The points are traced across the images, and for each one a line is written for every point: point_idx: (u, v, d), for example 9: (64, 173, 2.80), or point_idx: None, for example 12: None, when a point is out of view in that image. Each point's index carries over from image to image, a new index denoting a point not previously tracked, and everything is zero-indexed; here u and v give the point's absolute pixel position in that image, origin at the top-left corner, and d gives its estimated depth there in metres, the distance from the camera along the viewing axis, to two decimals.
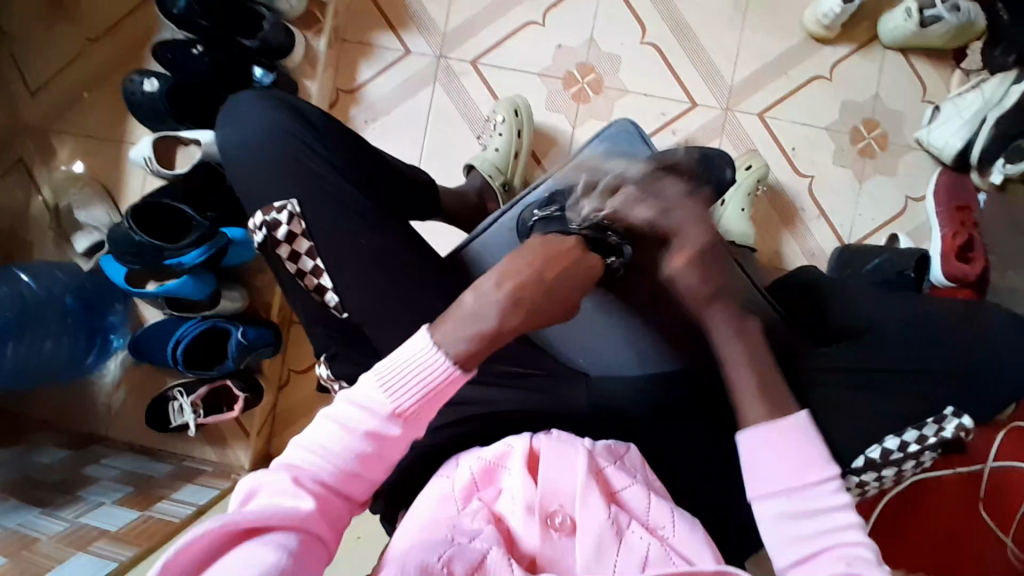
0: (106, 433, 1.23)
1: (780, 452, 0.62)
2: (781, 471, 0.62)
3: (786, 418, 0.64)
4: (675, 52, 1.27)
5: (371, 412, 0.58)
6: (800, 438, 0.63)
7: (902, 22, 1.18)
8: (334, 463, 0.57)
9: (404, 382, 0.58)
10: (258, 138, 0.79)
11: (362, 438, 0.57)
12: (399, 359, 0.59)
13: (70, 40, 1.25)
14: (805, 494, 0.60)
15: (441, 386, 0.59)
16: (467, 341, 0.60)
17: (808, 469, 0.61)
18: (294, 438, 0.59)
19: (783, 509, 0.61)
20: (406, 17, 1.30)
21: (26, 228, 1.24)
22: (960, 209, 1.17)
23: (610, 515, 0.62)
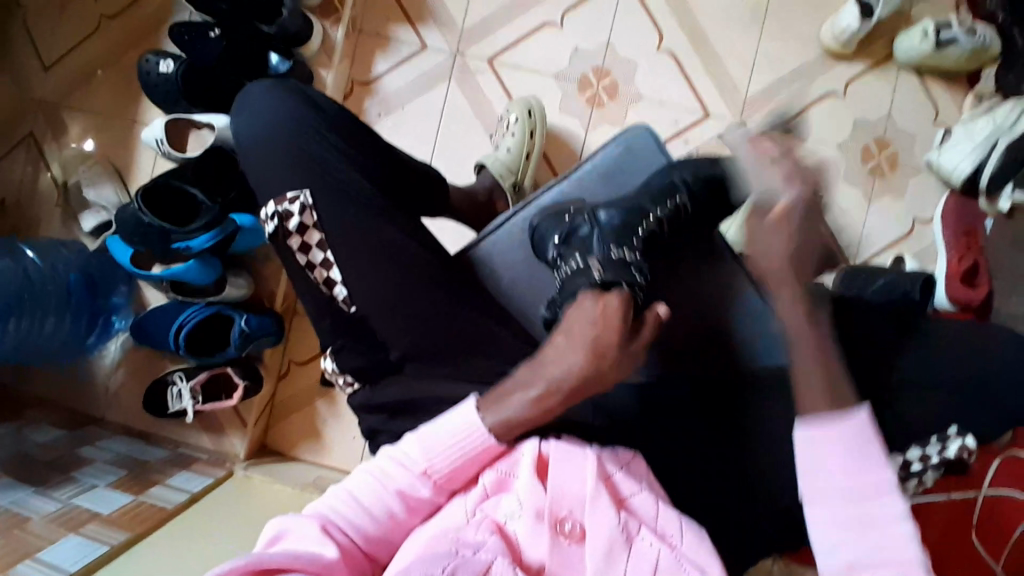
0: (104, 413, 1.23)
1: (839, 456, 0.57)
2: (837, 471, 0.57)
3: (847, 419, 0.57)
4: (691, 61, 1.27)
5: (407, 471, 0.66)
6: (861, 440, 0.57)
7: (918, 44, 1.18)
8: (367, 516, 0.63)
9: (444, 446, 0.66)
10: (275, 129, 0.79)
11: (395, 495, 0.65)
12: (445, 427, 0.67)
13: (85, 16, 1.25)
14: (864, 499, 0.56)
15: (481, 455, 0.66)
16: (511, 416, 0.66)
17: (867, 473, 0.56)
18: (327, 493, 0.66)
19: (838, 513, 0.56)
20: (424, 12, 1.29)
21: (33, 203, 1.24)
22: (966, 234, 1.16)
23: (619, 521, 0.63)
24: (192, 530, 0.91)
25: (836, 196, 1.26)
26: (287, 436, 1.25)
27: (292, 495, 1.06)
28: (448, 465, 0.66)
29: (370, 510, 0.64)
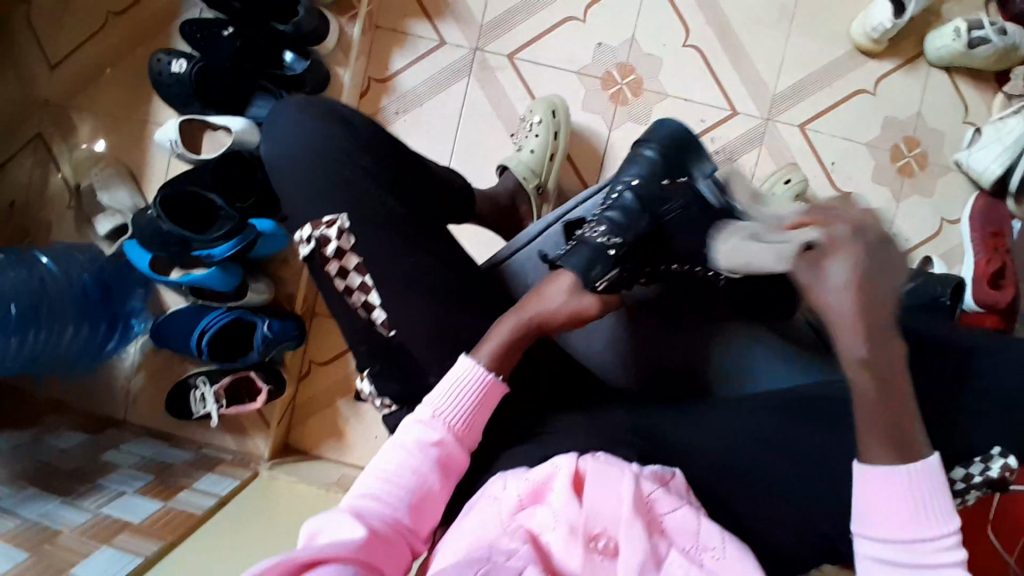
0: (124, 416, 1.22)
1: (895, 494, 0.56)
2: (894, 513, 0.56)
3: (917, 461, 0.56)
4: (718, 58, 1.23)
5: (423, 427, 0.69)
6: (929, 483, 0.56)
7: (951, 42, 1.15)
8: (397, 484, 0.67)
9: (449, 396, 0.70)
10: (306, 144, 0.77)
11: (417, 452, 0.68)
12: (448, 377, 0.71)
13: (93, 10, 1.21)
14: (920, 543, 0.55)
15: (482, 387, 0.71)
16: (492, 354, 0.72)
17: (927, 524, 0.55)
18: (358, 484, 0.68)
19: (884, 556, 0.56)
20: (443, 5, 1.25)
21: (43, 205, 1.21)
22: (993, 235, 1.15)
23: (652, 546, 0.61)
24: (220, 541, 0.90)
25: (864, 195, 1.24)
26: (310, 435, 1.24)
27: (320, 499, 1.06)
28: (457, 409, 0.70)
29: (401, 480, 0.67)
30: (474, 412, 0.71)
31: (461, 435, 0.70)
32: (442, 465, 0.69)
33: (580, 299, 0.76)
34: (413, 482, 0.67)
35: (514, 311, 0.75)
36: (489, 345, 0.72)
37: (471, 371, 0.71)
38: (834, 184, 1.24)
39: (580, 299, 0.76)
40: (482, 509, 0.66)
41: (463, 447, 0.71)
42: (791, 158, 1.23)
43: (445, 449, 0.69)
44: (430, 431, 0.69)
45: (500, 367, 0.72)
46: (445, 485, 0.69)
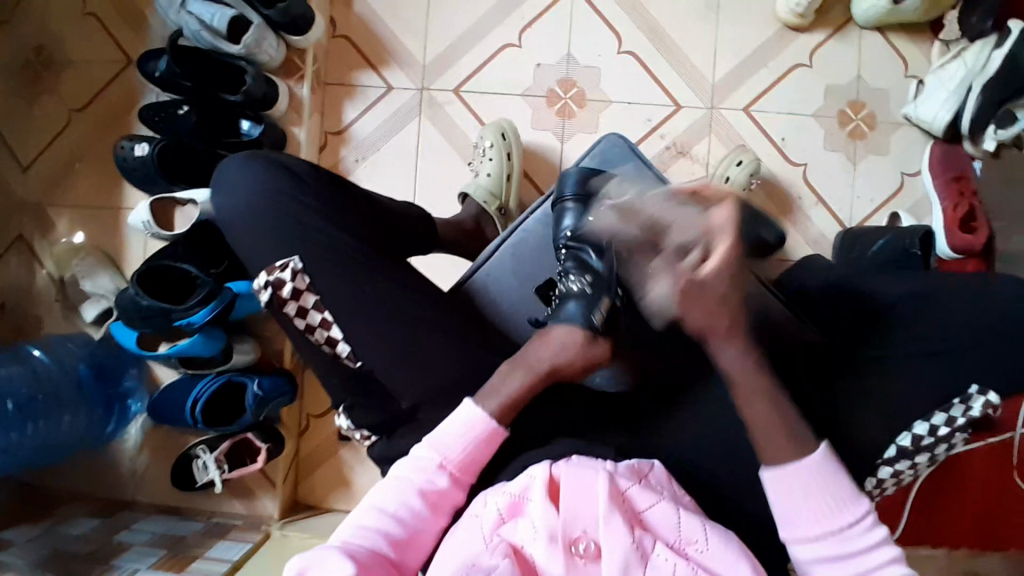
0: (132, 497, 1.23)
1: (808, 495, 0.65)
2: (812, 513, 0.64)
3: (811, 457, 0.65)
4: (653, 58, 1.27)
5: (424, 469, 0.70)
6: (827, 476, 0.65)
7: (876, 1, 1.17)
8: (393, 522, 0.67)
9: (451, 439, 0.71)
10: (254, 197, 0.80)
11: (417, 494, 0.69)
12: (449, 422, 0.72)
13: (57, 111, 1.28)
14: (844, 535, 0.64)
15: (484, 435, 0.71)
16: (496, 401, 0.72)
17: (845, 511, 0.64)
18: (344, 522, 0.68)
19: (819, 553, 0.64)
20: (385, 54, 1.31)
21: (33, 302, 1.26)
22: (957, 179, 1.16)
23: (635, 539, 0.63)
24: None
25: (821, 164, 1.25)
26: (318, 488, 1.25)
27: None
28: (466, 459, 0.71)
29: (399, 516, 0.68)
30: (475, 454, 0.71)
31: (464, 484, 0.71)
32: (436, 506, 0.70)
33: (593, 346, 0.75)
34: (409, 519, 0.68)
35: (520, 365, 0.74)
36: (496, 397, 0.72)
37: (477, 419, 0.71)
38: (788, 158, 1.26)
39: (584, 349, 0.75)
40: (466, 524, 0.66)
41: (462, 489, 0.72)
42: (742, 141, 1.26)
43: (446, 496, 0.70)
44: (435, 478, 0.70)
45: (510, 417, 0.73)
46: (440, 525, 0.70)
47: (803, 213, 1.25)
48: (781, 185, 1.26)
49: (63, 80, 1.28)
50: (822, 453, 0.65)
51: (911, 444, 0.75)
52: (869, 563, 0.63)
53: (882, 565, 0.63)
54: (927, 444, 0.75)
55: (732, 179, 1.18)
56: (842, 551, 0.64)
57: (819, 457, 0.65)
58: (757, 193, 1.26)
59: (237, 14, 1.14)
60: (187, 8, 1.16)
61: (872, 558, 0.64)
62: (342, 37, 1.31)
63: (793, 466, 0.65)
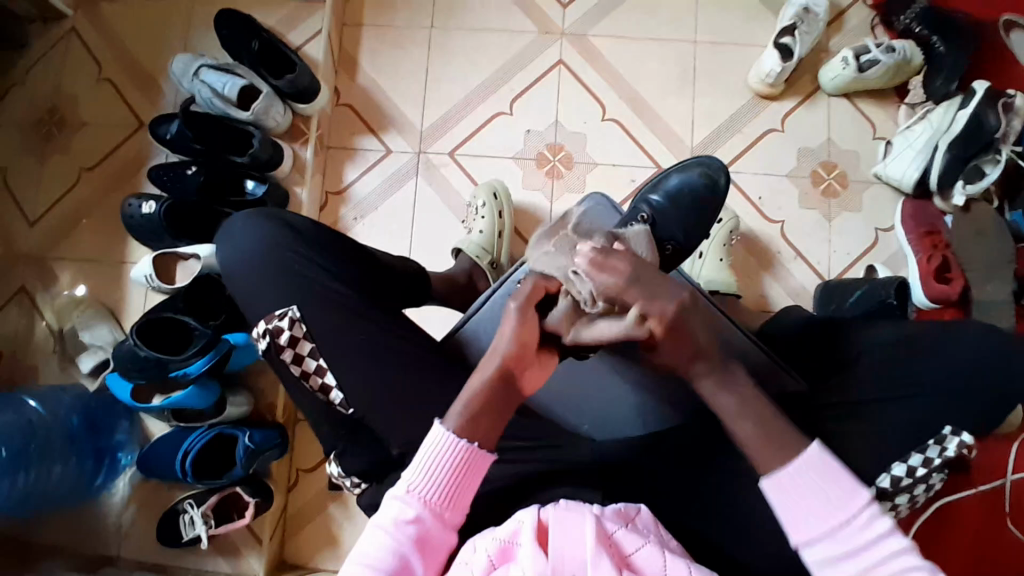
0: (117, 553, 1.19)
1: (810, 496, 0.65)
2: (818, 512, 0.65)
3: (803, 454, 0.67)
4: (635, 123, 1.36)
5: (406, 505, 0.68)
6: (822, 470, 0.66)
7: (842, 70, 1.28)
8: (384, 568, 0.65)
9: (425, 472, 0.69)
10: (257, 246, 0.85)
11: (403, 531, 0.67)
12: (421, 453, 0.70)
13: (69, 172, 1.34)
14: (844, 533, 0.64)
15: (464, 456, 0.70)
16: (461, 413, 0.71)
17: (846, 501, 0.65)
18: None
19: (830, 555, 0.64)
20: (384, 120, 1.39)
21: (28, 354, 1.27)
22: (929, 233, 1.21)
23: None
24: None
25: (798, 221, 1.32)
26: (304, 547, 1.22)
27: None
28: (431, 482, 0.69)
29: (384, 561, 0.66)
30: (450, 484, 0.69)
31: (441, 511, 0.69)
32: (423, 542, 0.68)
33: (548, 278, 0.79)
34: (397, 561, 0.66)
35: (485, 363, 0.75)
36: (456, 411, 0.71)
37: (443, 439, 0.69)
38: (766, 215, 1.32)
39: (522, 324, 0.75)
40: (455, 574, 0.66)
41: (446, 522, 0.69)
42: None
43: (424, 526, 0.68)
44: (406, 508, 0.68)
45: (473, 434, 0.71)
46: (430, 565, 0.68)
47: (782, 267, 1.30)
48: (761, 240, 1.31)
49: (76, 140, 1.35)
50: (816, 447, 0.67)
51: (891, 486, 0.77)
52: (879, 553, 0.63)
53: (893, 555, 0.63)
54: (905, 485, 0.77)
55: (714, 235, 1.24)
56: (853, 550, 0.64)
57: (812, 451, 0.67)
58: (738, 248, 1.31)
59: (248, 83, 1.25)
60: (201, 77, 1.26)
61: (881, 552, 0.63)
62: (344, 105, 1.40)
63: (795, 460, 0.67)
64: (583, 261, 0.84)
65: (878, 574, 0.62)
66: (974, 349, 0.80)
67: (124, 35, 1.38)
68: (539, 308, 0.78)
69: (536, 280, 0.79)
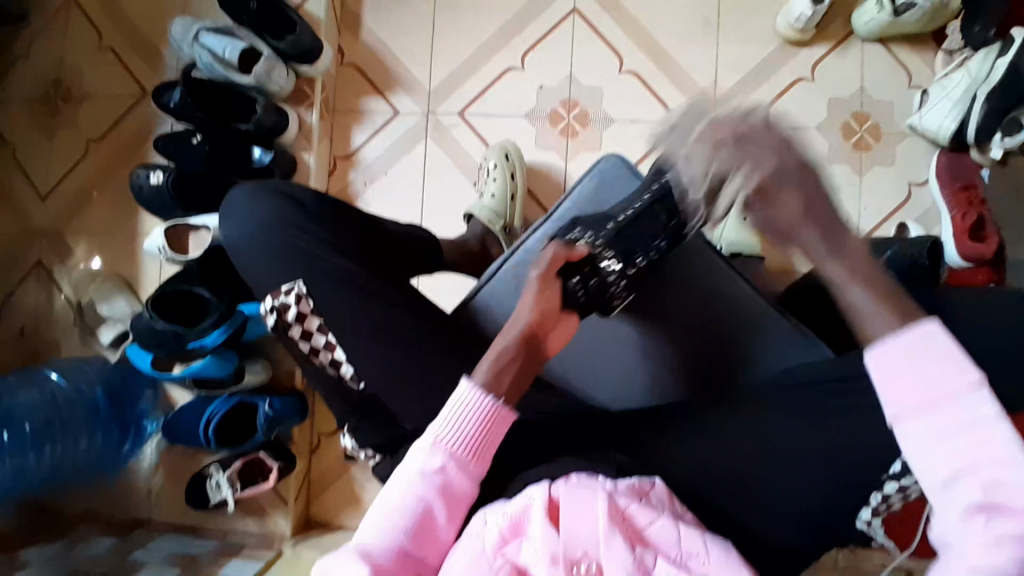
0: (149, 516, 1.25)
1: (911, 364, 0.55)
2: (912, 385, 0.54)
3: (919, 325, 0.56)
4: (654, 76, 1.29)
5: (433, 451, 0.67)
6: (936, 344, 0.55)
7: (876, 14, 1.18)
8: (405, 517, 0.64)
9: (452, 422, 0.68)
10: (260, 222, 0.83)
11: (427, 480, 0.66)
12: (449, 404, 0.70)
13: (77, 143, 1.33)
14: (946, 413, 0.53)
15: (489, 414, 0.69)
16: (487, 371, 0.72)
17: (952, 380, 0.53)
18: (360, 524, 0.65)
19: (928, 432, 0.53)
20: (391, 80, 1.34)
21: (52, 327, 1.30)
22: (965, 188, 1.14)
23: (636, 557, 0.62)
24: None
25: (825, 177, 1.25)
26: (329, 507, 1.26)
27: None
28: (459, 434, 0.68)
29: (407, 511, 0.65)
30: (477, 436, 0.68)
31: (467, 464, 0.68)
32: (447, 493, 0.66)
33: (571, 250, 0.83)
34: (417, 511, 0.65)
35: (510, 327, 0.77)
36: (482, 370, 0.72)
37: (470, 394, 0.69)
38: None
39: (546, 289, 0.78)
40: (465, 546, 0.65)
41: (473, 472, 0.68)
42: None
43: (448, 476, 0.67)
44: (432, 458, 0.67)
45: (499, 389, 0.71)
46: (452, 519, 0.66)
47: None
48: None
49: (82, 112, 1.34)
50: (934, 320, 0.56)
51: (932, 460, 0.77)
52: (982, 445, 0.51)
53: (1000, 452, 0.51)
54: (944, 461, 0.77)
55: None
56: (946, 429, 0.53)
57: (927, 326, 0.55)
58: None
59: (247, 46, 1.20)
60: (200, 41, 1.21)
61: (981, 438, 0.51)
62: (349, 65, 1.35)
63: (891, 334, 0.57)
64: (603, 226, 0.85)
65: (976, 477, 0.51)
66: (1012, 320, 0.75)
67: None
68: (561, 272, 0.81)
69: (557, 247, 0.82)
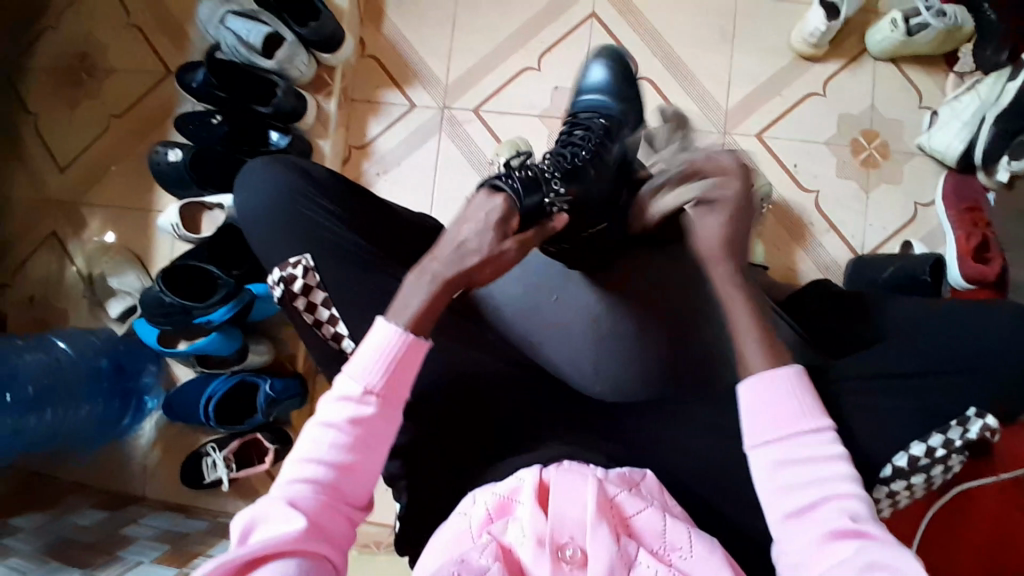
0: (142, 492, 1.26)
1: (775, 403, 0.67)
2: (776, 416, 0.66)
3: (781, 368, 0.67)
4: (667, 83, 1.31)
5: (355, 394, 0.67)
6: (790, 388, 0.67)
7: (890, 33, 1.20)
8: (334, 459, 0.65)
9: (370, 366, 0.67)
10: (273, 195, 0.84)
11: (350, 422, 0.66)
12: (365, 349, 0.68)
13: (96, 117, 1.36)
14: (797, 445, 0.65)
15: (401, 355, 0.67)
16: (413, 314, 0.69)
17: (804, 419, 0.66)
18: (287, 464, 0.66)
19: (781, 459, 0.66)
20: (409, 74, 1.36)
21: (60, 297, 1.31)
22: (970, 210, 1.17)
23: (620, 547, 0.63)
24: None
25: (832, 192, 1.27)
26: None
27: None
28: (379, 374, 0.67)
29: (333, 453, 0.65)
30: (396, 375, 0.67)
31: (386, 401, 0.67)
32: (371, 432, 0.66)
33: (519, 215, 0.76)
34: (346, 452, 0.65)
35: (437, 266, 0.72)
36: (407, 310, 0.69)
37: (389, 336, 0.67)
38: (800, 185, 1.27)
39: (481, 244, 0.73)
40: (451, 525, 0.66)
41: (392, 408, 0.68)
42: (754, 166, 1.28)
43: (371, 416, 0.66)
44: (354, 401, 0.66)
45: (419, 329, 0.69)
46: (376, 453, 0.67)
47: (813, 239, 1.26)
48: (793, 210, 1.27)
49: (104, 87, 1.36)
50: (795, 369, 0.67)
51: (907, 465, 0.73)
52: (822, 483, 0.64)
53: (839, 489, 0.63)
54: (922, 465, 0.73)
55: None
56: (797, 459, 0.65)
57: (790, 370, 0.67)
58: (767, 217, 1.27)
59: (273, 31, 1.22)
60: (226, 24, 1.24)
61: (829, 486, 0.63)
62: (369, 57, 1.37)
63: (766, 371, 0.68)
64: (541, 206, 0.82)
65: (816, 507, 0.63)
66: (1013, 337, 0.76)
67: None
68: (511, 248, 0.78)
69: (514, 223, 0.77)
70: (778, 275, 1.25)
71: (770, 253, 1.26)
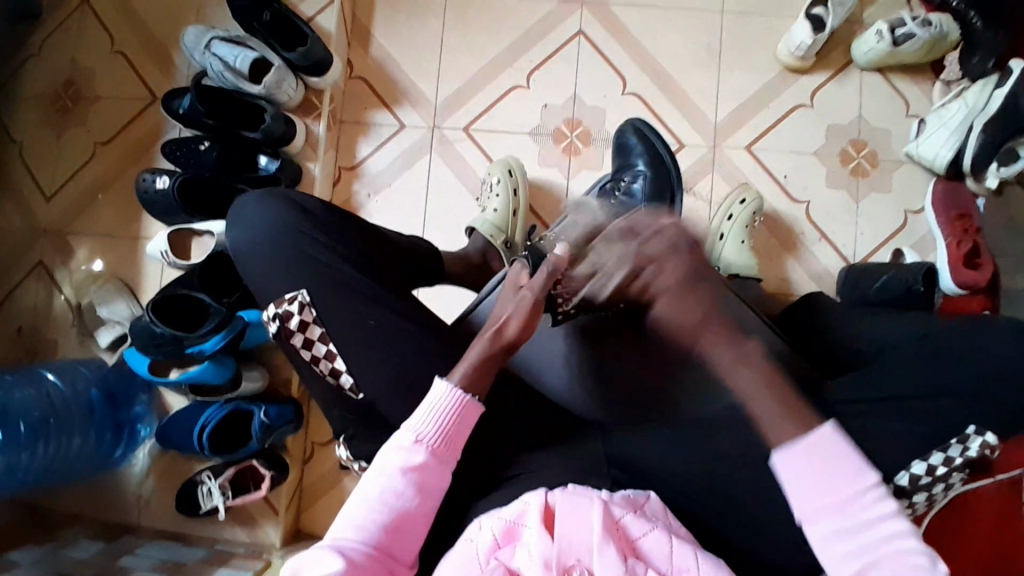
0: (137, 520, 1.24)
1: (815, 468, 0.63)
2: (826, 489, 0.62)
3: (819, 430, 0.63)
4: (656, 97, 1.31)
5: (409, 449, 0.69)
6: (835, 449, 0.63)
7: (875, 44, 1.21)
8: (384, 510, 0.67)
9: (426, 420, 0.70)
10: (264, 227, 0.84)
11: (402, 474, 0.68)
12: (425, 406, 0.71)
13: (82, 144, 1.35)
14: (851, 509, 0.61)
15: (456, 411, 0.71)
16: (465, 371, 0.73)
17: (849, 483, 0.62)
18: (336, 520, 0.67)
19: (835, 531, 0.61)
20: (398, 94, 1.36)
21: (49, 327, 1.30)
22: (960, 217, 1.17)
23: (628, 567, 0.62)
24: None
25: (823, 202, 1.27)
26: (319, 518, 1.26)
27: None
28: (436, 429, 0.70)
29: (385, 506, 0.67)
30: (450, 429, 0.70)
31: (442, 454, 0.70)
32: (424, 486, 0.69)
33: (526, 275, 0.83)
34: (398, 505, 0.67)
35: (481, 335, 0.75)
36: (461, 367, 0.73)
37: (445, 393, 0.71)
38: (791, 196, 1.28)
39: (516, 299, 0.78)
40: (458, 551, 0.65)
41: (444, 463, 0.70)
42: (744, 178, 1.29)
43: (425, 470, 0.69)
44: (412, 455, 0.69)
45: (472, 387, 0.72)
46: (426, 507, 0.69)
47: (806, 249, 1.26)
48: (785, 221, 1.27)
49: (90, 114, 1.35)
50: (830, 427, 0.64)
51: (909, 483, 0.74)
52: (878, 536, 0.60)
53: (896, 539, 0.60)
54: (924, 484, 0.74)
55: (736, 215, 1.20)
56: (850, 528, 0.61)
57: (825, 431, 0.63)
58: (760, 228, 1.27)
59: (260, 56, 1.22)
60: (212, 50, 1.24)
61: (882, 534, 0.60)
62: (357, 78, 1.37)
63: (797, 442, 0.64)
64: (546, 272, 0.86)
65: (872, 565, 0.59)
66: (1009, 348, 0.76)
67: (137, 7, 1.36)
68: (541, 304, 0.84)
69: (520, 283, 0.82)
70: (772, 286, 1.26)
71: (764, 264, 1.26)
